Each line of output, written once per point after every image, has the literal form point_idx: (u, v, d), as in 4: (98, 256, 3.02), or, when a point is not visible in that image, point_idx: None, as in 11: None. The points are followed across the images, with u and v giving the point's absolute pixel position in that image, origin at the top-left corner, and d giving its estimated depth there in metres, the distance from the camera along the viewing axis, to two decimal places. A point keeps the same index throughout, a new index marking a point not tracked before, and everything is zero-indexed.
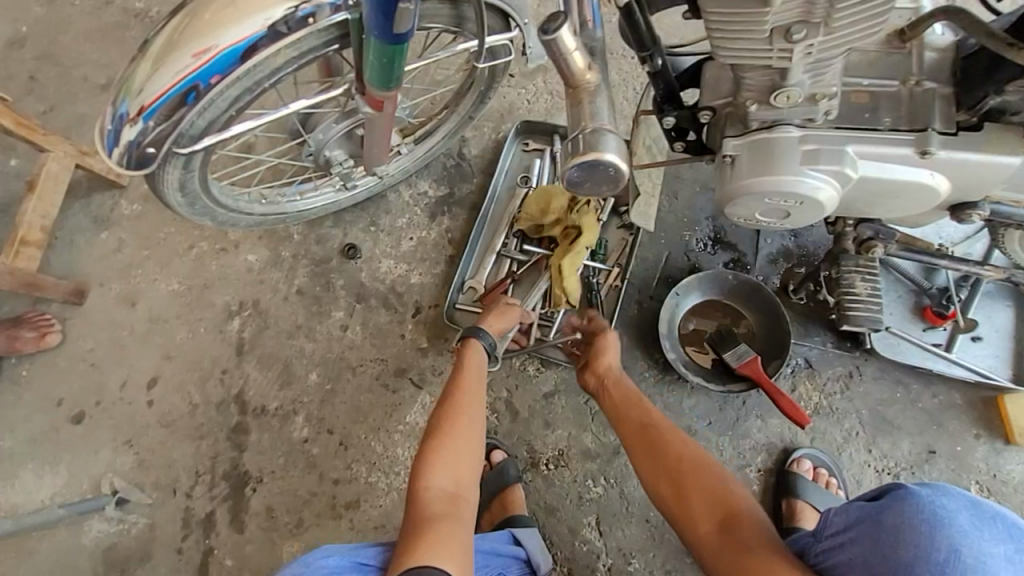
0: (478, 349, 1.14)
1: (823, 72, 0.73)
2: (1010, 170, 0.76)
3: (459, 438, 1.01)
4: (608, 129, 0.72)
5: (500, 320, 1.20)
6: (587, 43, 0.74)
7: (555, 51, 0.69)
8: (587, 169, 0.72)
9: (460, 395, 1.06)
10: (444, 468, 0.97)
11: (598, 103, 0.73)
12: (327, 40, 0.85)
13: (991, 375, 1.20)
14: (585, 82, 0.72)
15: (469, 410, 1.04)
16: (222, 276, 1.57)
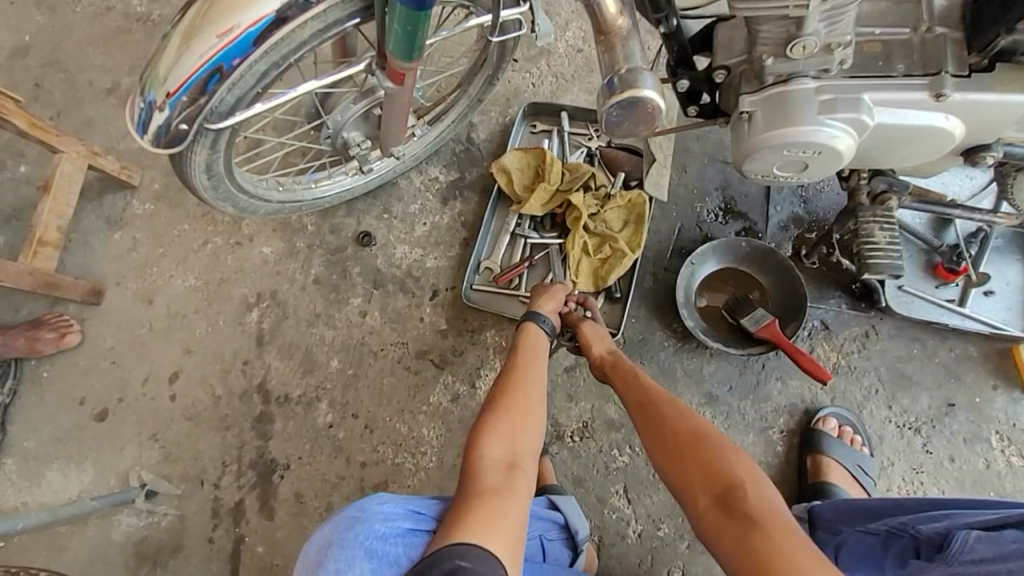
0: (536, 331, 1.14)
1: (838, 20, 0.76)
2: (1022, 109, 0.79)
3: (517, 416, 0.99)
4: (645, 68, 0.75)
5: (549, 301, 1.19)
6: None
7: None
8: (626, 108, 0.76)
9: (522, 378, 1.05)
10: (502, 441, 0.95)
11: (631, 46, 0.75)
12: (350, 13, 0.85)
13: (1004, 327, 1.23)
14: (617, 28, 0.75)
15: (527, 390, 1.03)
16: (238, 270, 1.58)
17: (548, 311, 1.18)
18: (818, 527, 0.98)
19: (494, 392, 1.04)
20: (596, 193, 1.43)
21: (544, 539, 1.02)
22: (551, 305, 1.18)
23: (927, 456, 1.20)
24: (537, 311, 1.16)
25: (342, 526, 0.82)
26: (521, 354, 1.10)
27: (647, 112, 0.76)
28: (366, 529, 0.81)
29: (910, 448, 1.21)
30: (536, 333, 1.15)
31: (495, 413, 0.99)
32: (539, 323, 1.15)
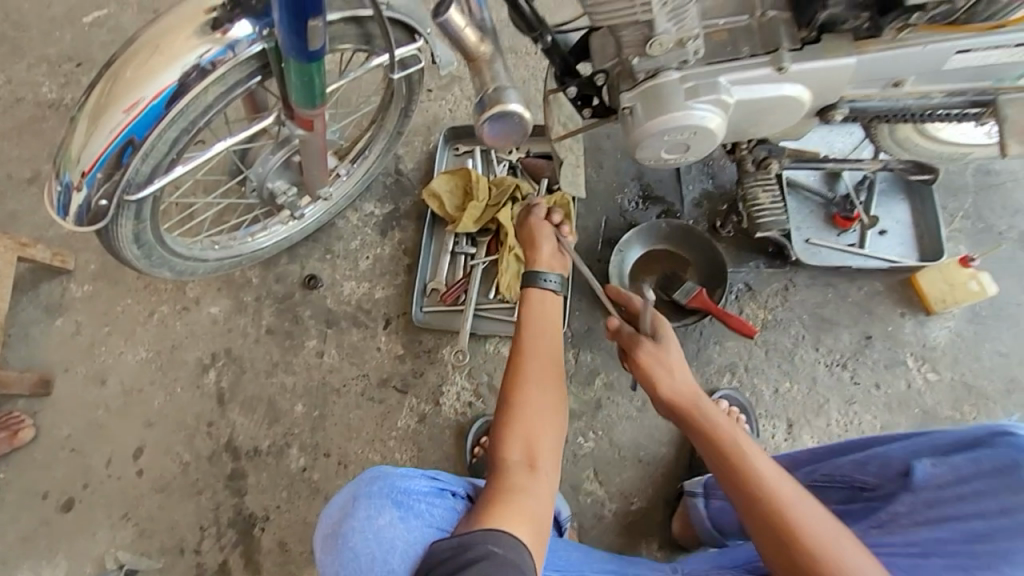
0: (543, 296, 1.01)
1: (684, 17, 0.85)
2: (851, 71, 0.89)
3: (536, 408, 0.90)
4: (508, 85, 0.81)
5: (541, 248, 1.04)
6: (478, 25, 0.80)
7: (449, 30, 0.77)
8: (498, 121, 0.82)
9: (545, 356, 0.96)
10: (521, 437, 0.88)
11: (496, 68, 0.82)
12: (250, 72, 0.91)
13: (901, 260, 1.35)
14: (482, 53, 0.81)
15: (540, 371, 0.94)
16: (189, 334, 1.59)
17: (546, 266, 1.03)
18: (715, 495, 1.12)
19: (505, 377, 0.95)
20: (523, 201, 1.51)
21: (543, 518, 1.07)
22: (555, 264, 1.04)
23: (856, 387, 1.32)
24: (534, 271, 1.02)
25: (363, 486, 0.88)
26: (527, 325, 0.98)
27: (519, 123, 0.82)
28: (388, 489, 0.87)
29: (841, 383, 1.32)
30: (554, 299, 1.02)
31: (513, 403, 0.91)
32: (540, 284, 1.01)
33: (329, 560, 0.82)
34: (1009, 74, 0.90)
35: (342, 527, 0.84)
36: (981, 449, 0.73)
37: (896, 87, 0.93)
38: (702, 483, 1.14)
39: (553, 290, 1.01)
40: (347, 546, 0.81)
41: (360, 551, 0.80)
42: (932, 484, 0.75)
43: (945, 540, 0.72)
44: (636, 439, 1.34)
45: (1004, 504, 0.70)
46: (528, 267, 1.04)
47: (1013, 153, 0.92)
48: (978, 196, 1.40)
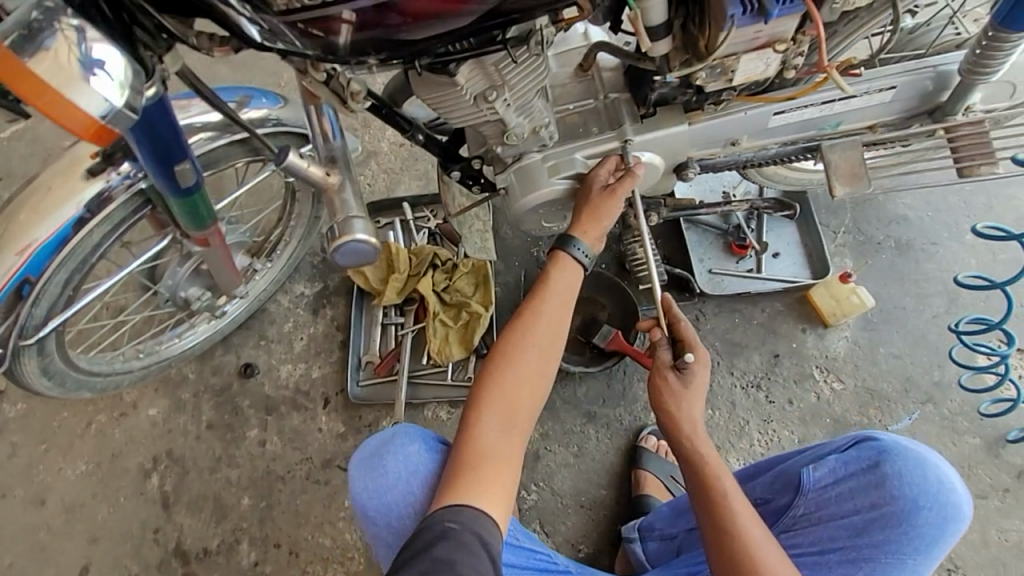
0: (570, 265, 0.98)
1: (531, 110, 0.94)
2: (688, 137, 0.99)
3: (522, 380, 0.91)
4: (356, 215, 0.89)
5: (595, 220, 0.97)
6: (330, 153, 0.90)
7: (294, 171, 0.88)
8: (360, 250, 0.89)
9: (543, 324, 0.94)
10: (503, 406, 0.90)
11: (346, 197, 0.90)
12: (136, 207, 0.94)
13: (795, 279, 1.44)
14: (331, 184, 0.89)
15: (541, 340, 0.93)
16: (129, 439, 1.58)
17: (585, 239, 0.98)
18: (649, 538, 1.20)
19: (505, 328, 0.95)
20: (443, 267, 1.56)
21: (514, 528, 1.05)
22: (594, 231, 0.97)
23: (772, 405, 1.39)
24: (571, 236, 0.97)
25: (400, 428, 1.02)
26: (547, 287, 0.96)
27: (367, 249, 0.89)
28: (419, 429, 1.01)
29: (758, 404, 1.40)
30: (569, 263, 0.98)
31: (502, 366, 0.92)
32: (572, 252, 0.97)
33: (361, 475, 0.98)
34: (827, 122, 1.01)
35: (379, 451, 0.99)
36: (851, 454, 0.97)
37: (734, 145, 1.03)
38: (636, 527, 1.22)
39: (581, 262, 0.98)
40: (380, 465, 0.97)
41: (389, 471, 0.96)
42: (818, 487, 0.97)
43: (835, 535, 0.95)
44: (575, 486, 1.37)
45: (872, 501, 0.94)
46: (570, 226, 0.98)
47: (841, 193, 1.01)
48: (855, 211, 1.52)
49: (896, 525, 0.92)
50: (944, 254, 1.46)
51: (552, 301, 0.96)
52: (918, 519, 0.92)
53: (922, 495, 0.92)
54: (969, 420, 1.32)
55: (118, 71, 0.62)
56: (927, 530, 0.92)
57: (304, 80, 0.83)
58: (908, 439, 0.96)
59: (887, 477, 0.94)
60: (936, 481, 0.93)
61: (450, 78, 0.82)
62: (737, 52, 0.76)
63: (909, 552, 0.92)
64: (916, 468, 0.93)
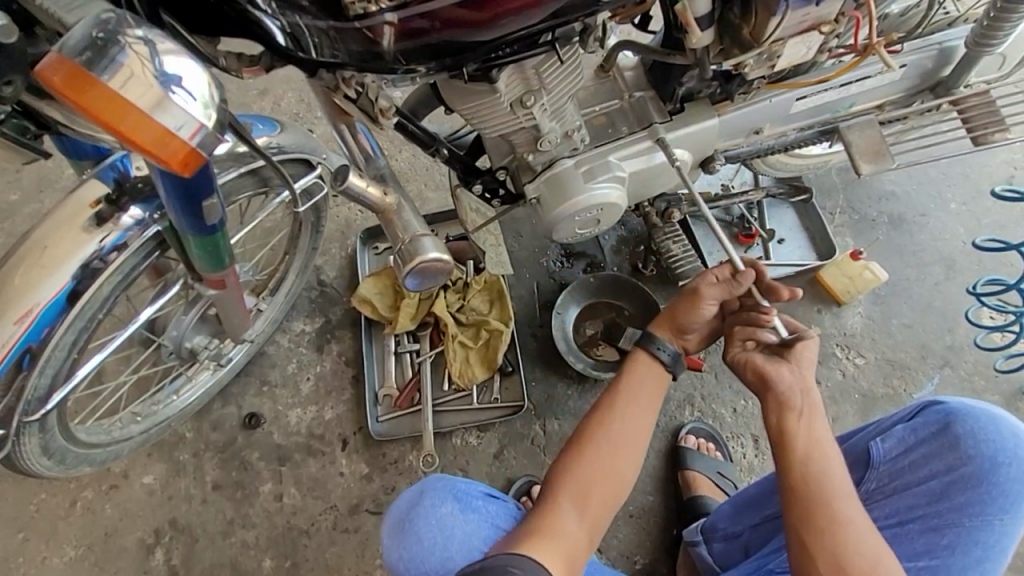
0: (647, 364, 0.94)
1: (564, 113, 0.92)
2: (717, 129, 1.00)
3: (600, 471, 0.85)
4: (423, 234, 0.84)
5: (681, 322, 0.98)
6: (376, 172, 0.86)
7: (352, 194, 0.82)
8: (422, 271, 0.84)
9: (626, 405, 0.90)
10: (582, 482, 0.84)
11: (406, 217, 0.86)
12: (147, 253, 0.84)
13: (805, 263, 1.47)
14: (389, 204, 0.85)
15: (619, 434, 0.87)
16: (123, 514, 1.42)
17: (663, 336, 0.98)
18: (713, 539, 1.17)
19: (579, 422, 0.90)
20: (455, 287, 1.50)
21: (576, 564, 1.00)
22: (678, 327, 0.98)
23: None
24: (651, 333, 0.96)
25: (430, 481, 0.91)
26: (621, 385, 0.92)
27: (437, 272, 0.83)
28: (451, 484, 0.90)
29: None
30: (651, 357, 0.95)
31: (577, 459, 0.85)
32: (654, 351, 0.94)
33: (394, 543, 0.85)
34: (842, 104, 1.04)
35: (409, 515, 0.87)
36: (917, 420, 0.98)
37: (757, 134, 1.04)
38: (699, 530, 1.20)
39: (665, 364, 0.94)
40: (413, 531, 0.84)
41: (424, 537, 0.83)
42: (889, 458, 0.99)
43: (914, 504, 0.95)
44: (622, 496, 1.33)
45: (948, 463, 0.95)
46: (655, 328, 0.98)
47: (866, 171, 1.04)
48: (847, 192, 1.58)
49: (976, 486, 0.93)
50: (934, 225, 1.53)
51: (636, 387, 0.92)
52: (998, 476, 0.92)
53: (1000, 451, 0.93)
54: (985, 378, 1.37)
55: (202, 90, 0.55)
56: (1010, 487, 0.92)
57: (334, 98, 0.78)
58: (973, 399, 0.98)
59: (959, 438, 0.95)
60: (1011, 437, 0.94)
61: (491, 86, 0.79)
62: (785, 36, 0.76)
63: (994, 513, 0.92)
64: (987, 425, 0.95)
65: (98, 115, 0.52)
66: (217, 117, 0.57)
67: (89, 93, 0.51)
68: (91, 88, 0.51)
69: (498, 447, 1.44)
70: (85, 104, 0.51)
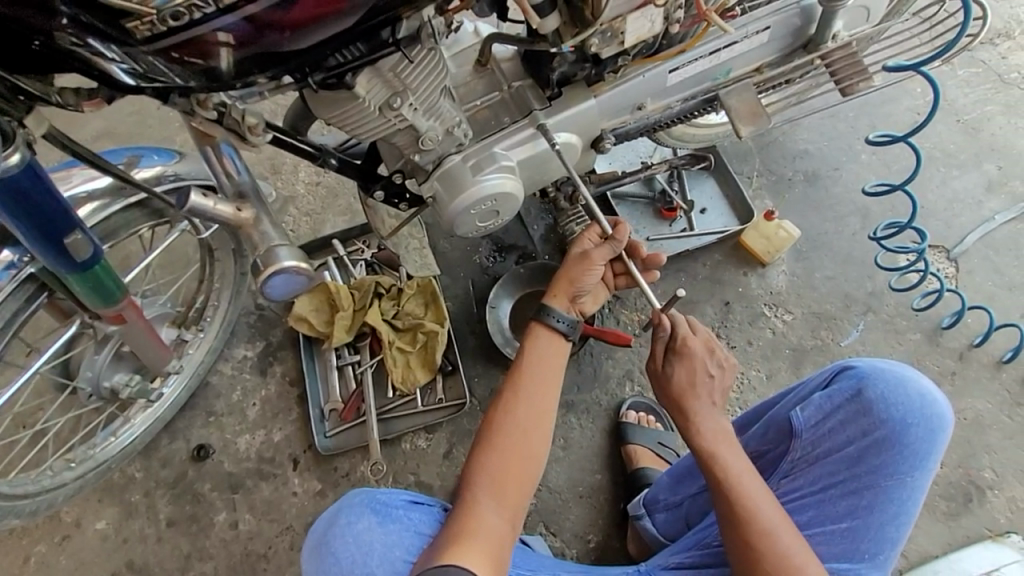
0: (544, 334, 0.96)
1: (441, 112, 0.93)
2: (595, 110, 1.02)
3: (513, 457, 0.86)
4: (280, 244, 0.85)
5: (568, 287, 1.00)
6: (243, 189, 0.86)
7: (200, 211, 0.82)
8: (290, 278, 0.84)
9: (527, 388, 0.91)
10: (496, 474, 0.84)
11: (266, 228, 0.85)
12: (29, 296, 0.84)
13: (726, 229, 1.50)
14: (245, 219, 0.84)
15: (528, 417, 0.88)
16: (78, 563, 1.40)
17: (560, 306, 0.99)
18: (656, 510, 1.18)
19: (487, 411, 0.91)
20: (388, 294, 1.51)
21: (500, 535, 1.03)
22: (566, 290, 1.00)
23: (735, 350, 1.43)
24: (548, 305, 0.97)
25: (347, 497, 0.88)
26: (519, 364, 0.94)
27: (299, 276, 0.84)
28: (367, 497, 0.87)
29: None
30: (547, 334, 0.96)
31: (487, 451, 0.86)
32: (551, 323, 0.96)
33: (314, 566, 0.83)
34: (719, 72, 1.06)
35: (327, 535, 0.84)
36: (833, 388, 1.00)
37: (641, 110, 1.07)
38: (642, 503, 1.21)
39: (563, 333, 0.97)
40: (329, 552, 0.82)
41: (341, 556, 0.81)
42: (810, 426, 1.00)
43: (834, 469, 0.97)
44: (571, 478, 1.35)
45: (863, 428, 0.97)
46: (547, 298, 0.99)
47: (746, 133, 1.08)
48: (762, 155, 1.61)
49: (891, 448, 0.95)
50: (847, 177, 1.57)
51: (533, 368, 0.93)
52: (909, 436, 0.95)
53: (908, 413, 0.96)
54: (906, 319, 1.42)
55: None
56: (919, 446, 0.95)
57: (194, 122, 0.78)
58: (884, 361, 1.00)
59: (872, 402, 0.97)
60: (918, 396, 0.97)
61: (349, 91, 0.81)
62: (621, 13, 0.79)
63: (906, 472, 0.95)
64: (897, 387, 0.97)
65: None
66: None
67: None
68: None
69: (447, 446, 1.45)
70: None
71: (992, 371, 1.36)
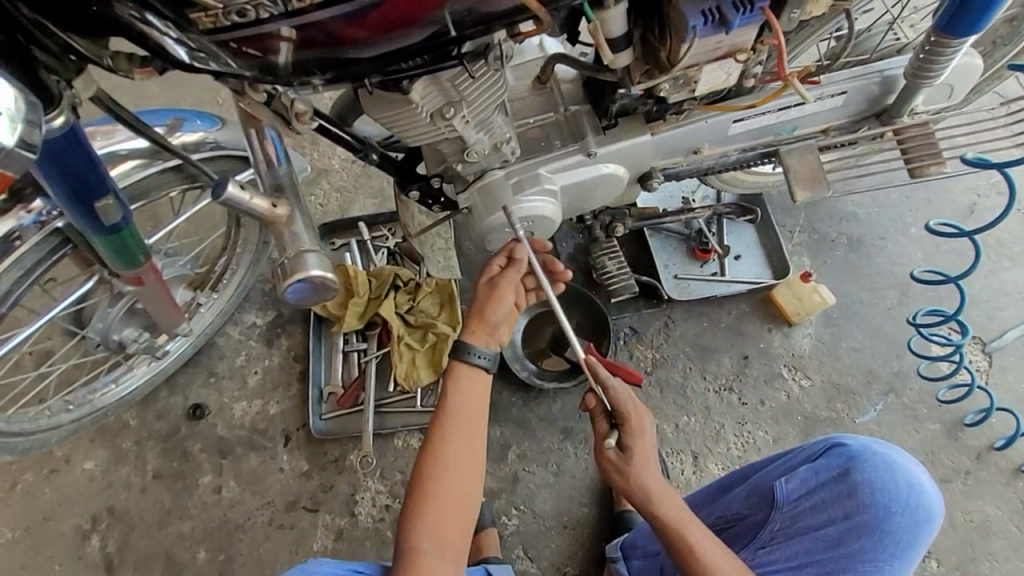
0: (468, 371, 0.91)
1: (492, 127, 0.90)
2: (650, 147, 0.98)
3: (449, 503, 0.84)
4: (309, 249, 0.82)
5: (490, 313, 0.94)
6: (273, 182, 0.82)
7: (234, 205, 0.78)
8: (314, 287, 0.82)
9: (457, 428, 0.87)
10: (433, 523, 0.82)
11: (296, 230, 0.83)
12: (54, 247, 0.83)
13: (759, 281, 1.45)
14: (279, 216, 0.81)
15: (460, 461, 0.85)
16: (62, 499, 1.42)
17: (479, 342, 0.93)
18: (632, 556, 1.16)
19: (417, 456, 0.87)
20: (405, 288, 1.49)
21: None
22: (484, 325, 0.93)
23: (745, 407, 1.40)
24: (466, 342, 0.91)
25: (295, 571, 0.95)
26: (448, 405, 0.89)
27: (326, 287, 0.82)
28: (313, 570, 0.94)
29: (731, 407, 1.40)
30: (472, 369, 0.91)
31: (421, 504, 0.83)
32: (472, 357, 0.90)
33: None
34: (783, 128, 1.02)
35: None
36: (820, 463, 0.98)
37: (696, 153, 1.03)
38: (620, 546, 1.19)
39: (484, 364, 0.91)
40: None
41: None
42: (792, 499, 0.97)
43: (811, 548, 0.94)
44: (557, 506, 1.34)
45: (845, 509, 0.94)
46: (462, 329, 0.93)
47: (802, 198, 1.02)
48: (808, 210, 1.56)
49: (871, 533, 0.92)
50: (892, 249, 1.51)
51: (464, 403, 0.89)
52: (891, 524, 0.92)
53: (893, 500, 0.93)
54: (929, 407, 1.37)
55: (5, 102, 0.53)
56: (902, 535, 0.92)
57: (242, 103, 0.76)
58: (879, 444, 0.97)
59: (857, 485, 0.95)
60: (906, 485, 0.93)
61: (404, 96, 0.78)
62: (699, 62, 0.74)
63: (885, 559, 0.92)
64: (885, 472, 0.94)
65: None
66: (25, 134, 0.54)
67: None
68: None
69: None
70: None
71: (1009, 477, 1.30)
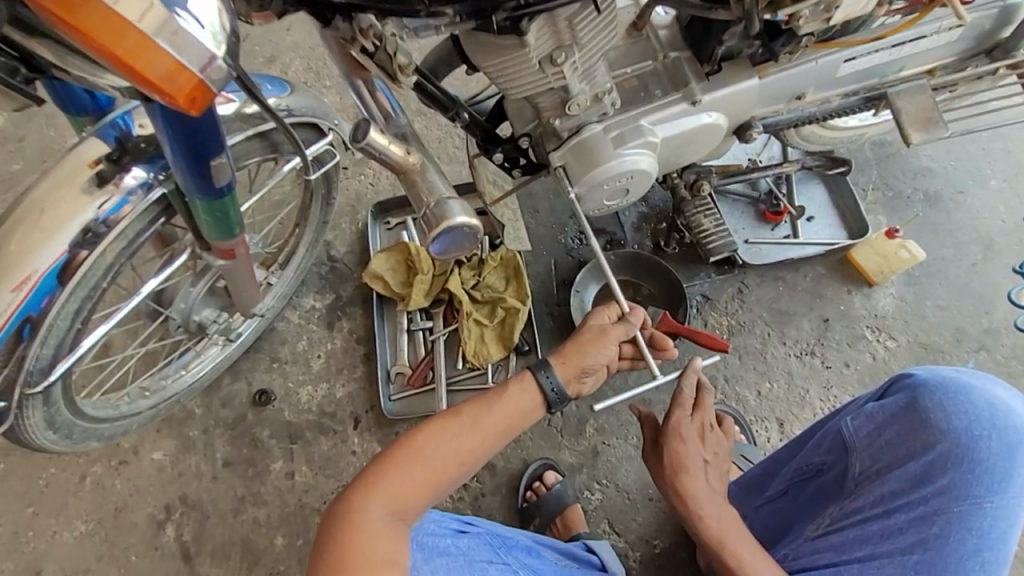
0: (531, 389, 0.82)
1: (595, 75, 0.85)
2: (754, 92, 0.93)
3: (437, 473, 0.74)
4: (448, 197, 0.82)
5: (580, 354, 0.89)
6: (397, 131, 0.82)
7: (373, 151, 0.79)
8: (445, 238, 0.82)
9: (480, 413, 0.78)
10: (403, 479, 0.72)
11: (430, 177, 0.83)
12: (151, 220, 0.84)
13: (835, 242, 1.40)
14: (411, 164, 0.82)
15: (462, 438, 0.76)
16: (133, 489, 1.40)
17: (562, 371, 0.86)
18: None
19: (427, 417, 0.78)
20: (470, 264, 1.45)
21: (538, 541, 1.02)
22: (578, 356, 0.89)
23: (829, 371, 1.36)
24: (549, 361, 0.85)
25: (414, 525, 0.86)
26: (492, 394, 0.80)
27: (467, 234, 0.82)
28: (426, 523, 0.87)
29: (814, 372, 1.36)
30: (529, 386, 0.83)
31: (402, 457, 0.73)
32: (540, 377, 0.83)
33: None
34: (889, 68, 0.97)
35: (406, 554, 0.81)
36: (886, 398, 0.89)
37: (799, 99, 0.97)
38: None
39: (545, 396, 0.83)
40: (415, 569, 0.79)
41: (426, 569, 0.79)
42: (863, 438, 0.88)
43: (899, 489, 0.84)
44: (641, 479, 1.32)
45: (923, 441, 0.84)
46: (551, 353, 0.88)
47: (916, 139, 0.97)
48: (880, 167, 1.50)
49: (959, 464, 0.81)
50: (973, 203, 1.46)
51: (502, 402, 0.80)
52: (980, 451, 0.81)
53: (974, 423, 0.82)
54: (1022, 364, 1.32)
55: (211, 17, 0.54)
56: (995, 463, 0.81)
57: (350, 51, 0.73)
58: (947, 369, 0.88)
59: (928, 411, 0.84)
60: (985, 404, 0.84)
61: (519, 39, 0.74)
62: None
63: (982, 495, 0.80)
64: (958, 395, 0.85)
65: (93, 35, 0.49)
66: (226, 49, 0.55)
67: (80, 11, 0.49)
68: (82, 4, 0.48)
69: None
70: (74, 17, 0.49)
71: None
